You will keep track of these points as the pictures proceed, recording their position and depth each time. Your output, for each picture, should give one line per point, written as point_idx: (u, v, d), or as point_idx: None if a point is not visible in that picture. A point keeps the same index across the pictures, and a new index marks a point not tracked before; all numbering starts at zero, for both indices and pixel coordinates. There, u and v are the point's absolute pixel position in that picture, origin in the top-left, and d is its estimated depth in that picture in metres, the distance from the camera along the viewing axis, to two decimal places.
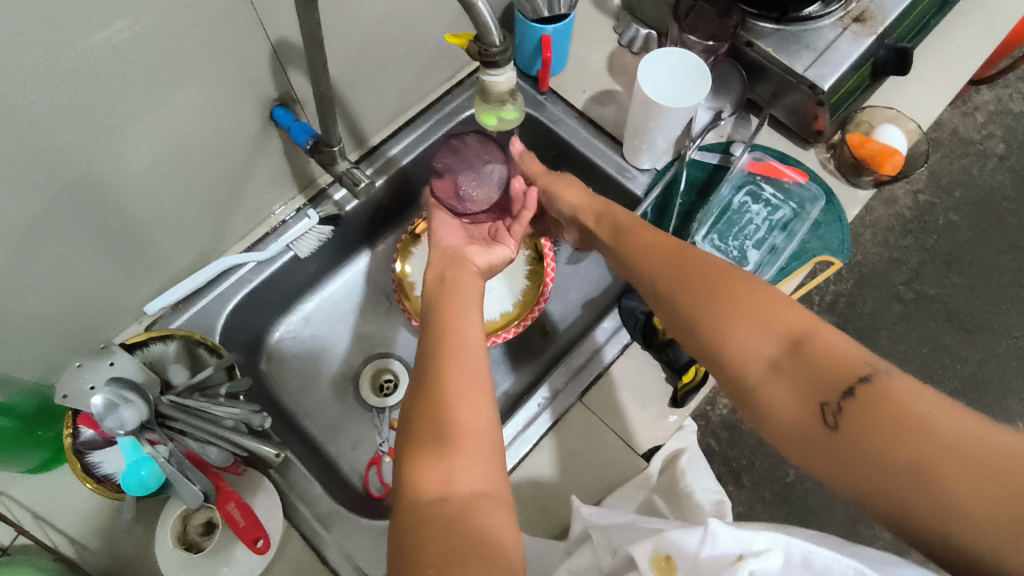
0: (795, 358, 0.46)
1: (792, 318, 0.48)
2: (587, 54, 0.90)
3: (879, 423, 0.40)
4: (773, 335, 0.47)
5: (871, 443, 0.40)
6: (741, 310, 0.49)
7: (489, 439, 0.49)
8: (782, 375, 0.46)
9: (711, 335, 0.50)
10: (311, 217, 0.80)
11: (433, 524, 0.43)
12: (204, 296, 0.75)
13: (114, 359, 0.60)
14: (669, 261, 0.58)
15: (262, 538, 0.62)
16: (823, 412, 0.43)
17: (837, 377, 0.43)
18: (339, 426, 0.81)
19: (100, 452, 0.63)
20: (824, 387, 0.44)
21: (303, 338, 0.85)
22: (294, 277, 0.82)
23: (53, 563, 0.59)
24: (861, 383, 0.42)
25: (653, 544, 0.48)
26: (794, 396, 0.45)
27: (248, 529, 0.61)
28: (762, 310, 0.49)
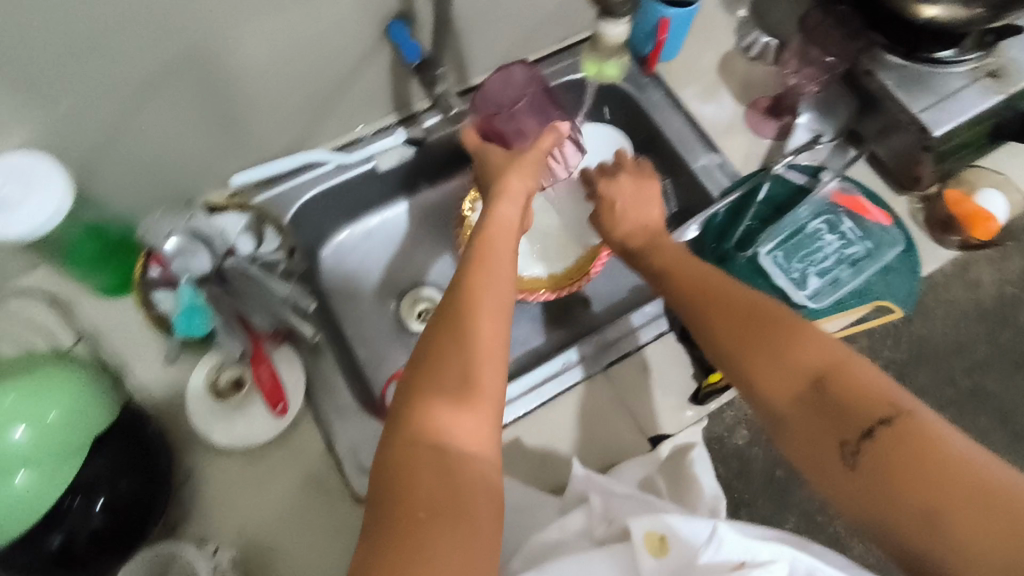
0: (817, 392, 0.44)
1: (814, 350, 0.45)
2: (701, 49, 0.90)
3: (898, 465, 0.39)
4: (795, 367, 0.45)
5: (891, 487, 0.39)
6: (760, 342, 0.47)
7: (487, 401, 0.48)
8: (803, 407, 0.44)
9: (737, 365, 0.48)
10: (398, 136, 0.82)
11: (424, 476, 0.44)
12: (284, 183, 0.79)
13: (192, 216, 0.71)
14: (690, 280, 0.54)
15: (282, 403, 0.66)
16: (841, 450, 0.42)
17: (859, 414, 0.42)
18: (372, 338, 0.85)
19: (161, 291, 0.69)
20: (842, 426, 0.42)
21: (360, 249, 0.88)
22: (367, 191, 0.85)
23: (97, 375, 0.63)
24: (882, 425, 0.41)
25: (652, 523, 0.51)
26: (812, 425, 0.43)
27: (272, 392, 0.66)
28: (789, 340, 0.46)
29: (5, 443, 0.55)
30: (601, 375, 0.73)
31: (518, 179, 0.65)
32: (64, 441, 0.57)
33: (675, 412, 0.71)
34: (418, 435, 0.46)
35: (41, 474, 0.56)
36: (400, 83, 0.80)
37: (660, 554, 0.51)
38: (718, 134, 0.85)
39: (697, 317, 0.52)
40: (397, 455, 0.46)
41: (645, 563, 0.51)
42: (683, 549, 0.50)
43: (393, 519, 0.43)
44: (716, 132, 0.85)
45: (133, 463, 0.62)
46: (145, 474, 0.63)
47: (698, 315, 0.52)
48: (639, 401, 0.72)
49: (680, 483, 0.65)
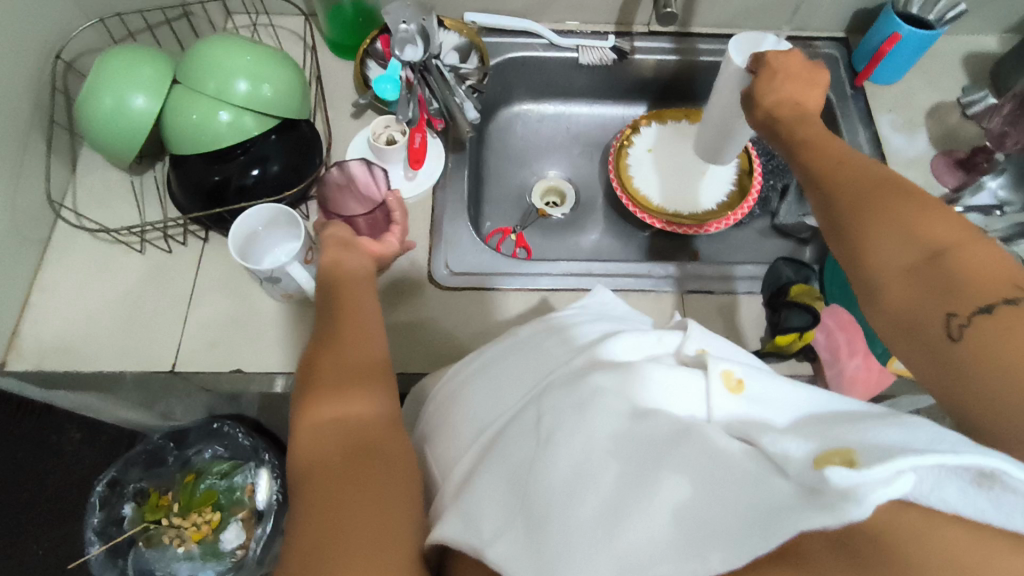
0: (936, 264, 0.43)
1: (944, 228, 0.44)
2: (920, 90, 0.90)
3: (1010, 343, 0.38)
4: (918, 240, 0.44)
5: (997, 364, 0.38)
6: (886, 217, 0.46)
7: (376, 365, 0.51)
8: (915, 279, 0.43)
9: (855, 236, 0.48)
10: (608, 40, 0.91)
11: (326, 415, 0.45)
12: (502, 36, 0.91)
13: (427, 19, 0.81)
14: (825, 163, 0.54)
15: (418, 165, 0.78)
16: (949, 325, 0.41)
17: (978, 292, 0.40)
18: (502, 195, 0.95)
19: (376, 63, 0.85)
20: (954, 298, 0.41)
21: (530, 127, 1.00)
22: (561, 79, 0.96)
23: (303, 83, 0.78)
24: (1004, 303, 0.39)
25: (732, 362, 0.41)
26: (921, 295, 0.43)
27: (415, 153, 0.78)
28: (917, 214, 0.45)
29: (231, 88, 0.71)
30: (677, 294, 0.77)
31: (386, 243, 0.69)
32: (264, 111, 0.73)
33: None
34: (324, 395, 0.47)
35: (240, 123, 0.72)
36: None
37: (736, 394, 0.39)
38: (898, 164, 0.85)
39: (824, 194, 0.52)
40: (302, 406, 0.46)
41: (716, 401, 0.39)
42: (761, 406, 0.38)
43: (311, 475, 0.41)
44: (899, 160, 0.85)
45: (292, 158, 0.77)
46: (296, 171, 0.77)
47: (827, 192, 0.52)
48: None
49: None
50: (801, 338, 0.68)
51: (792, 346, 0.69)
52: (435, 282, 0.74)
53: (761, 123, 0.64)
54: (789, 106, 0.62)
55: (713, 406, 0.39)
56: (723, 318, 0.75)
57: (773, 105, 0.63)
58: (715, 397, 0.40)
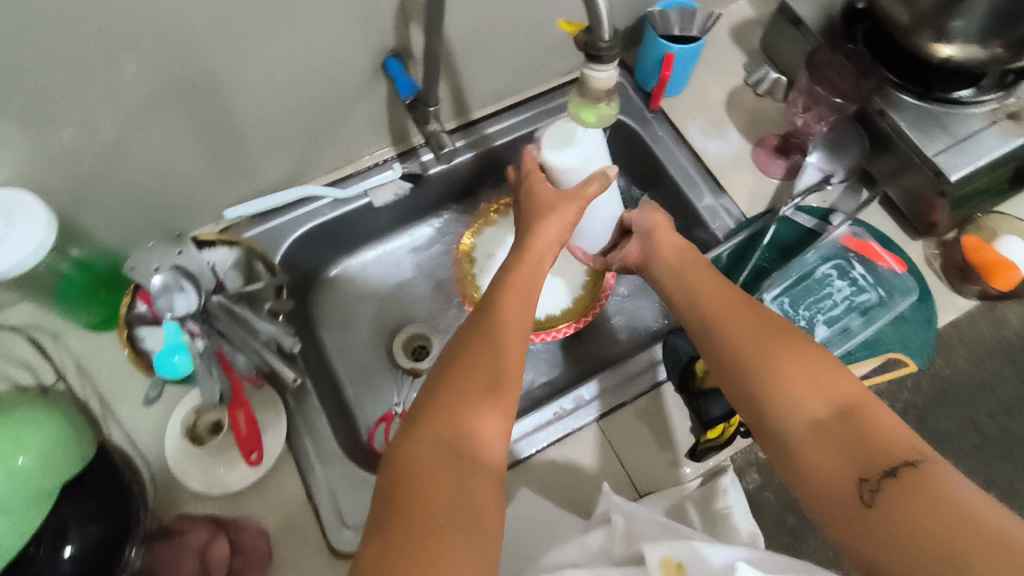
0: (842, 424, 0.45)
1: (844, 384, 0.47)
2: (709, 83, 0.87)
3: (915, 507, 0.39)
4: (824, 398, 0.47)
5: (909, 530, 0.39)
6: (789, 361, 0.49)
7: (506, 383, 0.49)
8: (826, 440, 0.45)
9: (758, 377, 0.50)
10: (395, 170, 0.81)
11: (433, 458, 0.44)
12: (278, 216, 0.78)
13: (183, 250, 0.66)
14: (716, 303, 0.57)
15: (255, 452, 0.65)
16: (860, 487, 0.42)
17: (880, 456, 0.43)
18: (364, 375, 0.82)
19: (146, 327, 0.69)
20: (862, 462, 0.43)
21: (356, 283, 0.87)
22: (364, 224, 0.84)
23: (78, 415, 0.62)
24: (906, 466, 0.42)
25: (668, 550, 0.51)
26: (830, 454, 0.44)
27: (247, 440, 0.65)
28: (813, 367, 0.48)
29: None
30: (594, 423, 0.70)
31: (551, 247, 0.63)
32: (33, 485, 0.55)
33: (669, 466, 0.68)
34: (452, 423, 0.46)
35: (8, 520, 0.53)
36: (396, 117, 0.78)
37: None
38: (723, 172, 0.82)
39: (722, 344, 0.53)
40: (407, 443, 0.45)
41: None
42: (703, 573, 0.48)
43: (397, 526, 0.40)
44: (723, 169, 0.82)
45: (107, 505, 0.60)
46: (119, 516, 0.60)
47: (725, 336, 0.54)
48: (632, 450, 0.69)
49: (716, 519, 0.63)
50: (731, 423, 0.66)
51: (726, 434, 0.67)
52: (339, 554, 0.63)
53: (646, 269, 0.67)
54: (667, 252, 0.65)
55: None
56: (645, 422, 0.70)
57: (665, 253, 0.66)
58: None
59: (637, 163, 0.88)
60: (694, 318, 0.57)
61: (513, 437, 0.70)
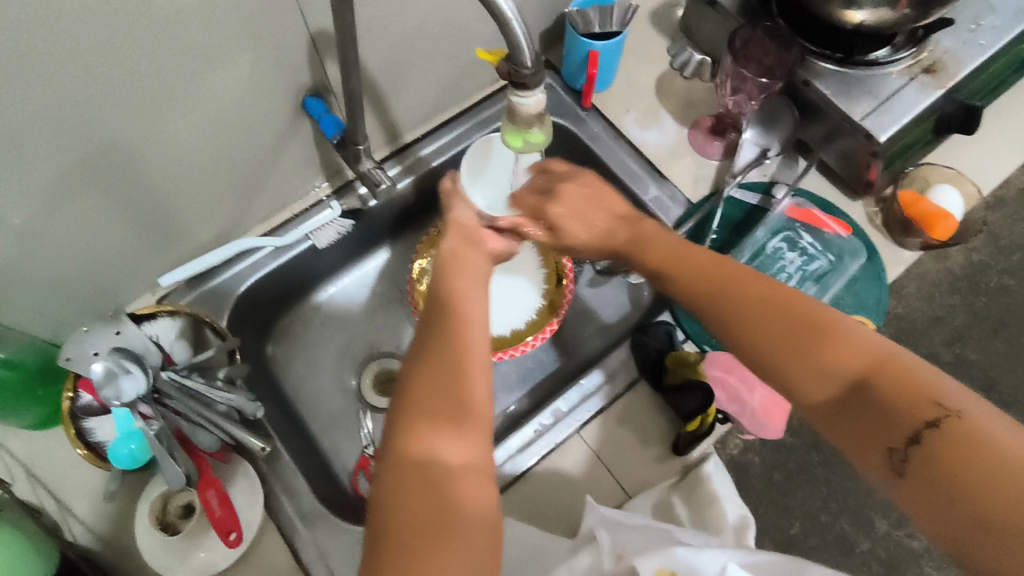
0: (858, 396, 0.44)
1: (857, 352, 0.45)
2: (636, 73, 0.87)
3: (947, 467, 0.40)
4: (835, 375, 0.45)
5: (942, 487, 0.40)
6: (794, 349, 0.47)
7: (471, 360, 0.45)
8: (846, 415, 0.44)
9: (768, 368, 0.48)
10: (333, 208, 0.78)
11: (410, 511, 0.40)
12: (219, 275, 0.74)
13: (121, 329, 0.63)
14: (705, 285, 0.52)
15: (234, 531, 0.62)
16: (890, 458, 0.42)
17: (903, 419, 0.42)
18: (336, 421, 0.80)
19: (94, 418, 0.64)
20: (887, 431, 0.42)
21: (312, 327, 0.84)
22: (311, 267, 0.81)
23: (33, 526, 0.58)
24: (929, 427, 0.41)
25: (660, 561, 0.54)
26: (859, 430, 0.44)
27: (223, 519, 0.61)
28: (819, 344, 0.46)
29: None
30: (576, 435, 0.70)
31: (464, 233, 0.54)
32: None
33: (654, 464, 0.69)
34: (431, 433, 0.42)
35: None
36: (326, 153, 0.76)
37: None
38: (663, 161, 0.83)
39: (718, 326, 0.51)
40: (392, 457, 0.42)
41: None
42: None
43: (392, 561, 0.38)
44: (662, 157, 0.83)
45: None
46: None
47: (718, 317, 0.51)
48: (617, 455, 0.69)
49: (701, 507, 0.64)
50: (708, 414, 0.66)
51: (706, 424, 0.67)
52: None
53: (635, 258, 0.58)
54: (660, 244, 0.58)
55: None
56: (625, 424, 0.70)
57: (600, 238, 0.61)
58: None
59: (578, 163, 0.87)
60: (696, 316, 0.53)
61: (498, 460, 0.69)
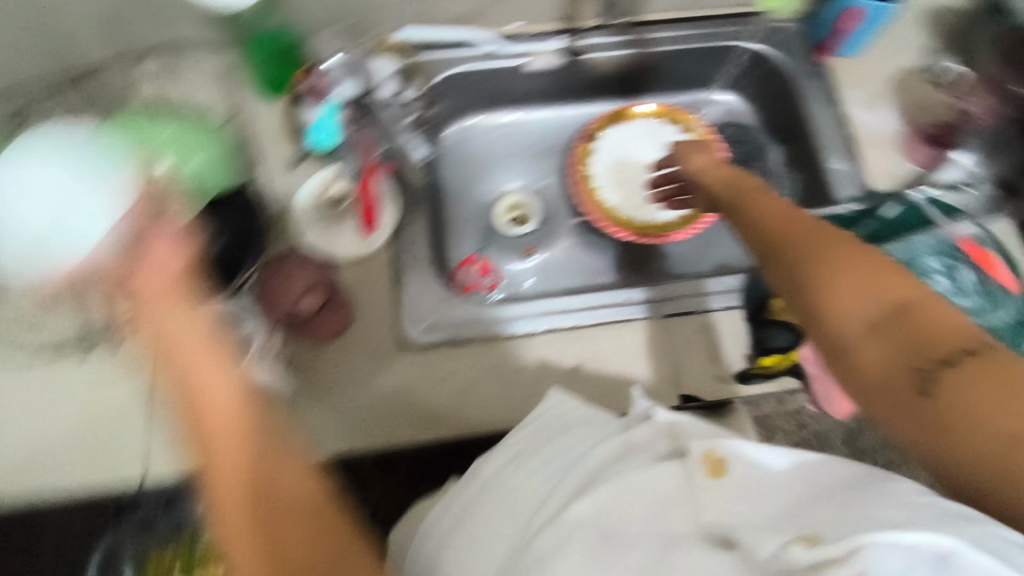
0: (897, 321, 0.40)
1: (903, 280, 0.42)
2: (885, 57, 0.86)
3: (977, 392, 0.36)
4: (870, 291, 0.42)
5: (970, 413, 0.36)
6: (841, 267, 0.43)
7: (239, 469, 0.45)
8: (876, 336, 0.41)
9: (807, 283, 0.44)
10: (559, 41, 0.84)
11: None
12: (436, 50, 0.83)
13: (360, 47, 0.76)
14: (772, 210, 0.51)
15: (372, 227, 0.73)
16: (915, 378, 0.38)
17: (939, 345, 0.39)
18: (463, 220, 0.89)
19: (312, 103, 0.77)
20: (919, 352, 0.39)
21: (483, 140, 0.93)
22: (510, 88, 0.90)
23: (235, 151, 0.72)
24: (964, 355, 0.38)
25: (712, 443, 0.47)
26: (890, 354, 0.40)
27: (367, 214, 0.73)
28: (866, 267, 0.43)
29: None
30: (659, 320, 0.74)
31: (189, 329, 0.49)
32: None
33: (715, 382, 0.71)
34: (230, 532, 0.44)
35: None
36: None
37: (717, 474, 0.45)
38: (866, 143, 0.82)
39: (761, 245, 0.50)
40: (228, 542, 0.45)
41: (699, 485, 0.45)
42: (744, 475, 0.44)
43: None
44: (867, 140, 0.82)
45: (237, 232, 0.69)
46: (245, 245, 0.70)
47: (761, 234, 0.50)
48: (685, 355, 0.72)
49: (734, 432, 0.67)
50: (787, 357, 0.69)
51: (778, 366, 0.69)
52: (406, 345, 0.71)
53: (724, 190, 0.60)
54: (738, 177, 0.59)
55: (701, 492, 0.45)
56: (704, 338, 0.73)
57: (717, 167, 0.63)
58: (698, 482, 0.46)
59: (781, 115, 0.89)
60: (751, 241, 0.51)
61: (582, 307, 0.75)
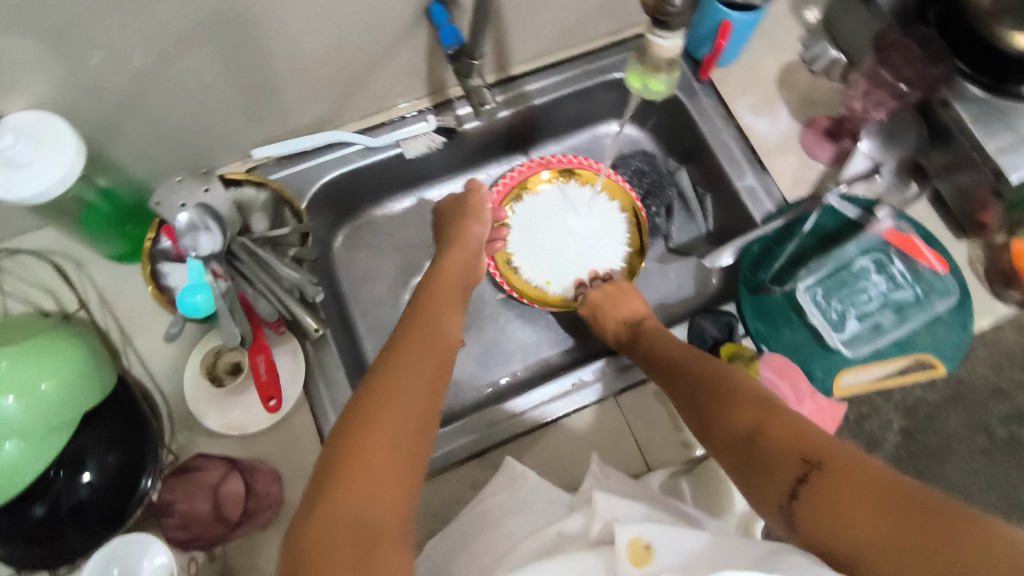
0: (755, 455, 0.48)
1: (757, 417, 0.50)
2: (764, 56, 0.83)
3: (817, 511, 0.42)
4: (741, 439, 0.50)
5: (817, 532, 0.41)
6: (719, 425, 0.52)
7: None
8: (751, 475, 0.48)
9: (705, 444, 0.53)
10: (428, 122, 0.79)
11: None
12: (307, 160, 0.76)
13: (210, 186, 0.63)
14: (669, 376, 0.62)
15: (275, 398, 0.65)
16: (779, 505, 0.45)
17: (785, 470, 0.45)
18: (379, 328, 0.82)
19: (170, 264, 0.68)
20: (776, 483, 0.45)
21: (378, 236, 0.86)
22: (392, 174, 0.82)
23: (99, 344, 0.63)
24: (803, 476, 0.44)
25: (639, 529, 0.42)
26: (761, 487, 0.47)
27: (266, 384, 0.64)
28: (736, 417, 0.51)
29: None
30: (611, 398, 0.70)
31: None
32: (54, 410, 0.56)
33: (681, 448, 0.67)
34: None
35: (26, 442, 0.54)
36: (436, 66, 0.76)
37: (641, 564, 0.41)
38: (767, 152, 0.79)
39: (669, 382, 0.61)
40: None
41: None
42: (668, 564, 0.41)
43: None
44: (766, 148, 0.79)
45: (122, 442, 0.60)
46: (137, 451, 0.61)
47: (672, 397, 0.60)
48: (645, 428, 0.69)
49: (710, 490, 0.64)
50: None
51: None
52: None
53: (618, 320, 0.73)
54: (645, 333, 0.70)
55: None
56: (661, 403, 0.69)
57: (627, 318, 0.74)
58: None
59: (678, 136, 0.85)
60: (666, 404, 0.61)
61: (528, 405, 0.70)
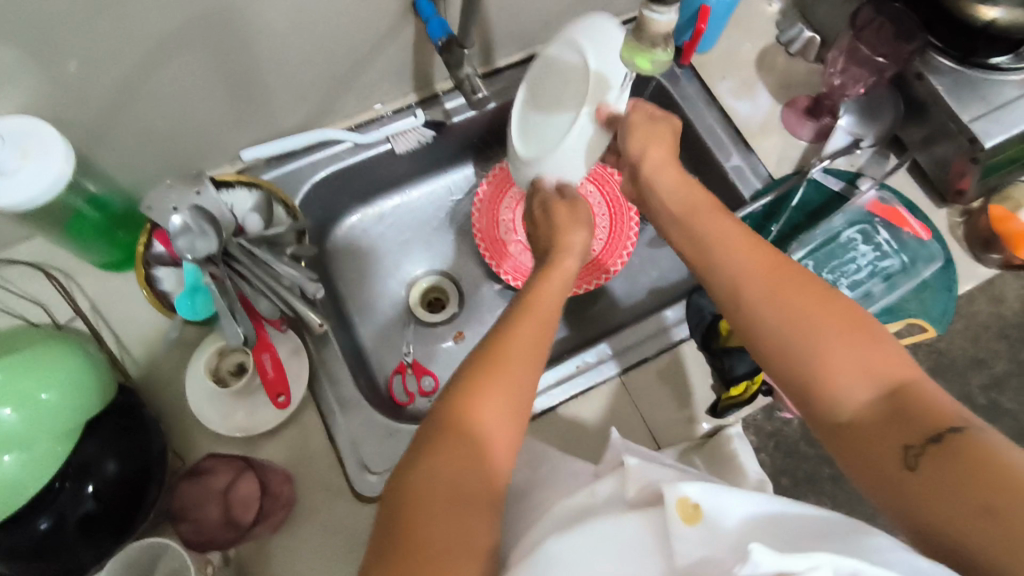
0: (886, 401, 0.43)
1: (894, 361, 0.44)
2: (742, 41, 0.85)
3: (961, 471, 0.38)
4: (865, 373, 0.44)
5: (949, 491, 0.38)
6: (839, 344, 0.45)
7: None
8: (870, 412, 0.43)
9: (804, 352, 0.45)
10: (417, 116, 0.79)
11: None
12: (297, 160, 0.76)
13: (202, 189, 0.64)
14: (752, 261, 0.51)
15: (284, 395, 0.64)
16: (903, 451, 0.41)
17: (925, 423, 0.41)
18: (379, 325, 0.81)
19: (164, 269, 0.66)
20: (907, 430, 0.41)
21: (371, 234, 0.85)
22: (383, 172, 0.82)
23: (98, 355, 0.61)
24: (950, 432, 0.40)
25: (688, 487, 0.38)
26: (878, 428, 0.42)
27: (273, 382, 0.64)
28: (863, 347, 0.44)
29: None
30: (616, 379, 0.71)
31: None
32: (52, 421, 0.54)
33: (688, 424, 0.69)
34: None
35: (30, 456, 0.53)
36: (423, 62, 0.76)
37: (691, 524, 0.37)
38: (752, 132, 0.81)
39: (742, 302, 0.49)
40: None
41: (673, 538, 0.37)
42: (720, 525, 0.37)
43: None
44: (751, 129, 0.81)
45: (126, 451, 0.59)
46: (142, 461, 0.59)
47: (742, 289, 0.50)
48: (651, 406, 0.69)
49: (721, 463, 0.63)
50: (754, 382, 0.67)
51: (749, 391, 0.67)
52: (364, 498, 0.63)
53: (669, 224, 0.58)
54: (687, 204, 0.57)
55: (677, 549, 0.36)
56: (665, 382, 0.71)
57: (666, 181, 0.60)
58: (674, 540, 0.37)
59: None
60: (726, 296, 0.51)
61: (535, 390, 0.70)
